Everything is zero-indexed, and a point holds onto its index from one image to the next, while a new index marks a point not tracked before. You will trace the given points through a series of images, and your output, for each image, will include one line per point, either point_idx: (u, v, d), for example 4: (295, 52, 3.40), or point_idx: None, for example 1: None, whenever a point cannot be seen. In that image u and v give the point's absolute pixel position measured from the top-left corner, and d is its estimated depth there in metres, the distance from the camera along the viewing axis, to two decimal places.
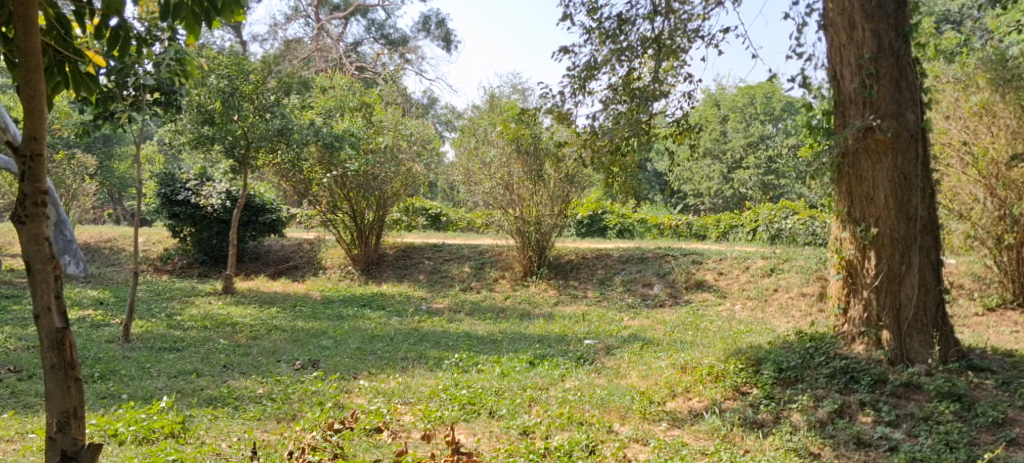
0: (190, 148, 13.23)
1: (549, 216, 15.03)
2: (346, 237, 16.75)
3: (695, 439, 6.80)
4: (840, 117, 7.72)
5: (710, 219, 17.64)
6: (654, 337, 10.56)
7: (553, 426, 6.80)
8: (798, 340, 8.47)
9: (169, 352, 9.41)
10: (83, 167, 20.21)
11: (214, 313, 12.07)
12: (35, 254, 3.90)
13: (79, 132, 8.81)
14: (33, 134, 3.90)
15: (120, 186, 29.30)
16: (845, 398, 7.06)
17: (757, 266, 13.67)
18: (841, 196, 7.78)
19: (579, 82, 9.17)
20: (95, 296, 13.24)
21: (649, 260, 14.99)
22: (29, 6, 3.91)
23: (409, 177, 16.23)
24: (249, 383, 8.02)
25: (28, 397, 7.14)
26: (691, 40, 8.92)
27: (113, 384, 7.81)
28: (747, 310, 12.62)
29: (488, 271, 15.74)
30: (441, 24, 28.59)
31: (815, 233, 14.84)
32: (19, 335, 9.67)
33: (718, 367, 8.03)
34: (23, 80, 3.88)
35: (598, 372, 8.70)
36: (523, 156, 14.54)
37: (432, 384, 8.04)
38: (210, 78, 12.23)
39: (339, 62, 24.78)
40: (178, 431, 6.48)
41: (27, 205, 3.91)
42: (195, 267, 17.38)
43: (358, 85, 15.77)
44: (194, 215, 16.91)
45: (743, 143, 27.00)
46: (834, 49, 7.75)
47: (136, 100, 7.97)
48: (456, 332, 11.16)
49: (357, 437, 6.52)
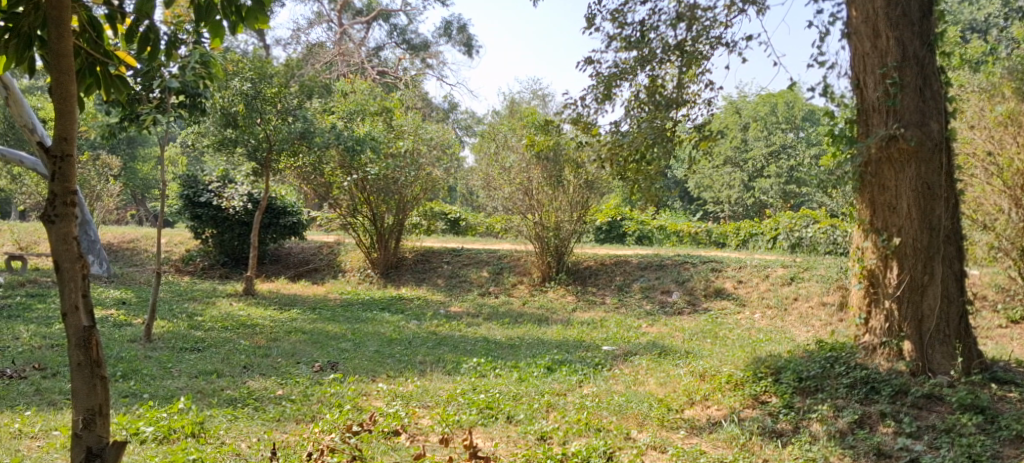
0: (214, 151, 13.31)
1: (568, 222, 15.02)
2: (366, 240, 16.81)
3: (713, 447, 6.78)
4: (864, 125, 7.68)
5: (729, 227, 17.56)
6: (673, 345, 10.55)
7: (571, 432, 6.81)
8: (818, 349, 8.42)
9: (190, 353, 9.49)
10: (108, 168, 20.42)
11: (235, 314, 12.16)
12: (63, 253, 3.95)
13: (105, 133, 8.93)
14: (63, 134, 3.96)
15: (144, 187, 29.55)
16: (866, 409, 7.03)
17: (778, 274, 13.61)
18: (864, 205, 7.74)
19: (602, 90, 9.18)
20: (118, 296, 13.37)
21: (668, 267, 14.93)
22: (63, 8, 3.98)
23: (429, 181, 16.28)
24: (269, 384, 8.08)
25: (52, 395, 7.20)
26: (714, 47, 8.91)
27: (135, 384, 7.89)
28: (766, 319, 12.56)
29: (507, 276, 15.77)
30: (463, 29, 28.68)
31: (837, 242, 14.68)
32: (43, 333, 9.75)
33: (737, 375, 8.02)
34: (55, 81, 3.94)
35: (616, 378, 8.70)
36: (543, 162, 14.54)
37: (450, 388, 8.06)
38: (234, 80, 12.35)
39: (361, 66, 24.93)
40: (198, 431, 6.51)
41: (56, 204, 3.97)
42: (216, 268, 17.50)
43: (379, 90, 15.85)
44: (216, 217, 17.02)
45: (765, 152, 26.84)
46: (857, 57, 7.72)
47: (162, 103, 8.08)
48: (475, 337, 11.15)
49: (376, 440, 6.55)
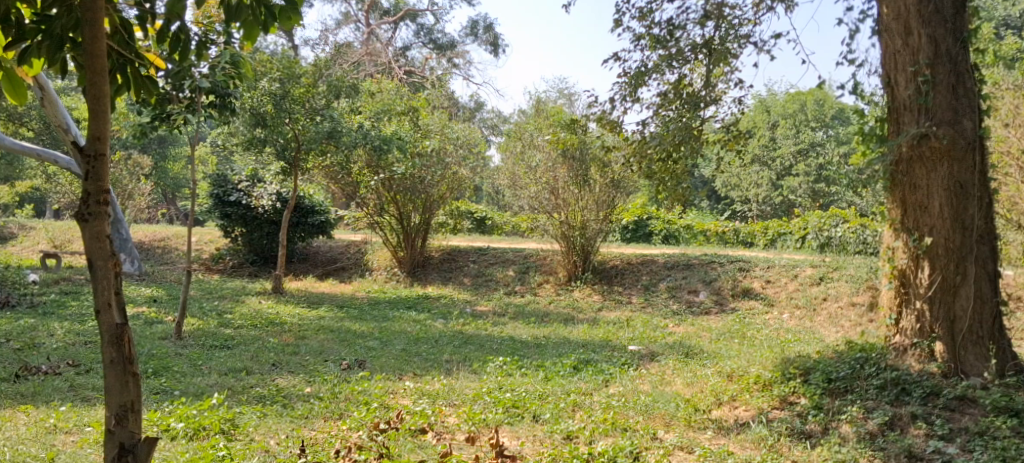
0: (243, 150, 13.45)
1: (594, 221, 14.98)
2: (393, 239, 16.88)
3: (741, 448, 6.75)
4: (894, 124, 7.61)
5: (757, 226, 17.44)
6: (700, 345, 10.50)
7: (597, 432, 6.79)
8: (847, 350, 8.33)
9: (220, 350, 9.57)
10: (139, 168, 20.66)
11: (264, 312, 12.26)
12: (97, 251, 4.00)
13: (137, 133, 9.04)
14: (97, 134, 4.01)
15: (173, 187, 29.86)
16: (896, 410, 6.95)
17: (806, 274, 13.50)
18: (894, 204, 7.66)
19: (629, 89, 9.16)
20: (149, 294, 13.54)
21: (695, 266, 14.84)
22: (97, 10, 4.03)
23: (455, 180, 16.30)
24: (297, 382, 8.14)
25: (86, 391, 7.30)
26: (742, 45, 8.86)
27: (166, 381, 7.98)
28: (795, 319, 12.45)
29: (533, 276, 15.77)
30: (489, 28, 28.70)
31: (866, 241, 14.55)
32: (76, 330, 9.89)
33: (766, 376, 7.96)
34: (88, 81, 3.99)
35: (643, 378, 8.68)
36: (569, 162, 14.54)
37: (477, 386, 8.09)
38: (263, 81, 12.44)
39: (388, 67, 25.02)
40: (227, 428, 6.57)
41: (90, 204, 4.02)
42: (245, 266, 17.63)
43: (405, 89, 15.87)
44: (245, 216, 17.16)
45: (793, 150, 26.64)
46: (888, 55, 7.64)
47: (192, 103, 8.16)
48: (500, 336, 11.17)
49: (403, 437, 6.59)
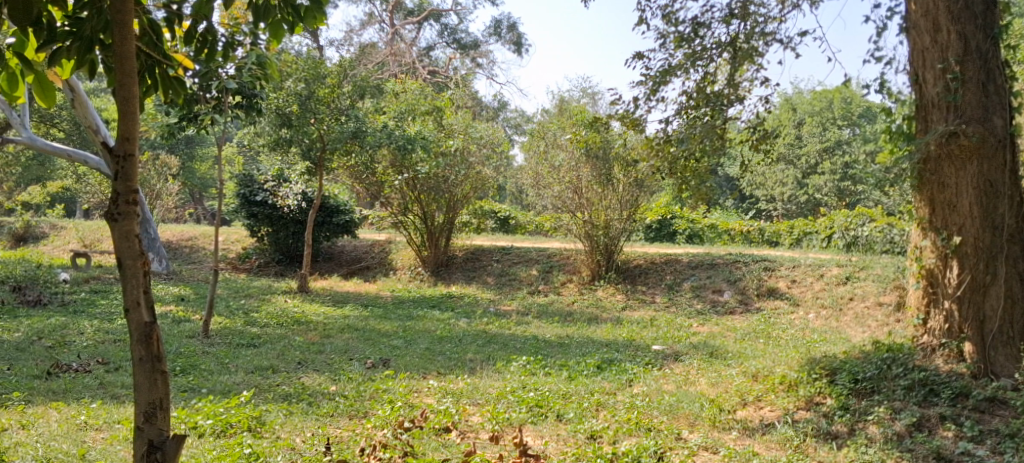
0: (269, 150, 13.59)
1: (618, 220, 14.94)
2: (417, 239, 16.94)
3: (766, 448, 6.72)
4: (922, 122, 7.53)
5: (783, 225, 17.30)
6: (725, 345, 10.46)
7: (621, 431, 6.78)
8: (874, 349, 8.24)
9: (247, 349, 9.66)
10: (167, 168, 20.88)
11: (289, 311, 12.34)
12: (126, 250, 4.06)
13: (165, 133, 9.16)
14: (126, 135, 4.07)
15: (200, 186, 30.18)
16: (924, 411, 6.90)
17: (833, 274, 13.39)
18: (922, 203, 7.58)
19: (653, 88, 9.14)
20: (177, 293, 13.68)
21: (720, 266, 14.76)
22: (126, 12, 4.09)
23: (479, 180, 16.32)
24: (323, 380, 8.20)
25: (115, 389, 7.40)
26: (767, 43, 8.81)
27: (194, 379, 8.07)
28: (821, 319, 12.36)
29: (556, 275, 15.77)
30: (513, 27, 28.72)
31: (894, 241, 14.40)
32: (106, 329, 10.01)
33: (791, 376, 7.90)
34: (118, 82, 4.04)
35: (667, 378, 8.65)
36: (592, 161, 14.51)
37: (501, 385, 8.10)
38: (288, 82, 12.53)
39: (412, 67, 25.08)
40: (254, 425, 6.64)
41: (119, 203, 4.07)
42: (271, 266, 17.76)
43: (429, 89, 15.88)
44: (271, 215, 17.29)
45: (819, 148, 26.43)
46: (916, 52, 7.56)
47: (219, 103, 8.22)
48: (524, 335, 11.20)
49: (427, 436, 6.62)
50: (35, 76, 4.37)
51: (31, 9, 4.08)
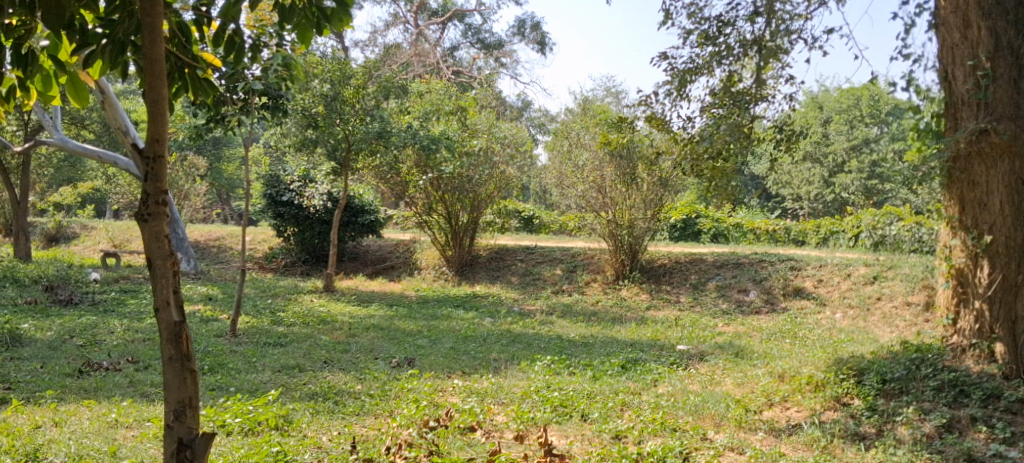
0: (295, 150, 13.72)
1: (642, 220, 14.90)
2: (441, 238, 16.98)
3: (793, 449, 6.67)
4: (952, 119, 7.45)
5: (809, 224, 17.16)
6: (751, 345, 10.40)
7: (646, 431, 6.76)
8: (903, 350, 8.14)
9: (274, 348, 9.74)
10: (195, 169, 21.08)
11: (315, 310, 12.42)
12: (156, 250, 4.11)
13: (194, 134, 9.28)
14: (155, 136, 4.12)
15: (228, 186, 30.45)
16: (955, 412, 6.83)
17: (860, 273, 13.27)
18: (951, 202, 7.50)
19: (678, 87, 9.10)
20: (204, 292, 13.80)
21: (745, 265, 14.68)
22: (156, 15, 4.13)
23: (503, 179, 16.33)
24: (349, 379, 8.26)
25: (145, 387, 7.49)
26: (793, 40, 8.75)
27: (222, 377, 8.14)
28: (848, 319, 12.25)
29: (581, 274, 15.75)
30: (537, 27, 28.69)
31: (922, 240, 14.23)
32: (136, 328, 10.14)
33: (819, 376, 7.83)
34: (148, 84, 4.09)
35: (692, 378, 8.61)
36: (616, 160, 14.47)
37: (525, 385, 8.11)
38: (314, 82, 12.64)
39: (436, 67, 25.12)
40: (282, 424, 6.69)
41: (149, 204, 4.12)
42: (298, 266, 17.88)
43: (454, 88, 15.89)
44: (297, 215, 17.40)
45: (846, 146, 26.28)
46: (945, 49, 7.47)
47: (246, 104, 8.32)
48: (548, 335, 11.21)
49: (452, 435, 6.63)
50: (68, 78, 4.44)
51: (63, 12, 4.13)
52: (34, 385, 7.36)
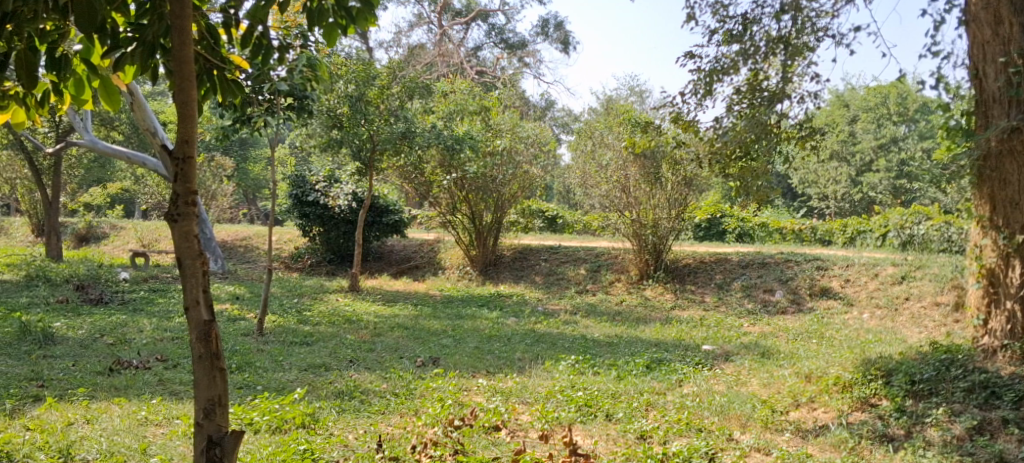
0: (321, 151, 13.85)
1: (666, 219, 14.82)
2: (465, 238, 17.01)
3: (821, 450, 6.63)
4: (982, 117, 7.38)
5: (836, 223, 17.01)
6: (777, 345, 10.33)
7: (671, 432, 6.75)
8: (932, 351, 8.05)
9: (300, 347, 9.81)
10: (222, 169, 21.25)
11: (341, 310, 12.50)
12: (185, 250, 4.15)
13: (220, 134, 9.35)
14: (185, 137, 4.16)
15: (254, 187, 30.69)
16: (986, 414, 6.74)
17: (887, 273, 13.14)
18: (982, 200, 7.44)
19: (703, 86, 9.06)
20: (231, 292, 13.91)
21: (771, 265, 14.58)
22: (185, 17, 4.17)
23: (526, 179, 16.34)
24: (374, 378, 8.30)
25: (174, 385, 7.56)
26: (819, 38, 8.68)
27: (249, 376, 8.21)
28: (876, 320, 12.15)
29: (605, 274, 15.71)
30: (560, 26, 28.64)
31: (951, 239, 14.06)
32: (165, 326, 10.24)
33: (846, 376, 7.77)
34: (177, 87, 4.14)
35: (718, 378, 8.57)
36: (640, 159, 14.42)
37: (549, 384, 8.11)
38: (339, 83, 12.70)
39: (460, 67, 25.16)
40: (308, 422, 6.74)
41: (179, 205, 4.16)
42: (323, 265, 17.97)
43: (477, 88, 15.72)
44: (322, 216, 17.49)
45: (874, 145, 26.34)
46: (976, 46, 7.38)
47: (272, 104, 8.38)
48: (572, 334, 11.20)
49: (477, 434, 6.64)
50: (101, 82, 4.50)
51: (96, 16, 4.17)
52: (66, 383, 7.46)
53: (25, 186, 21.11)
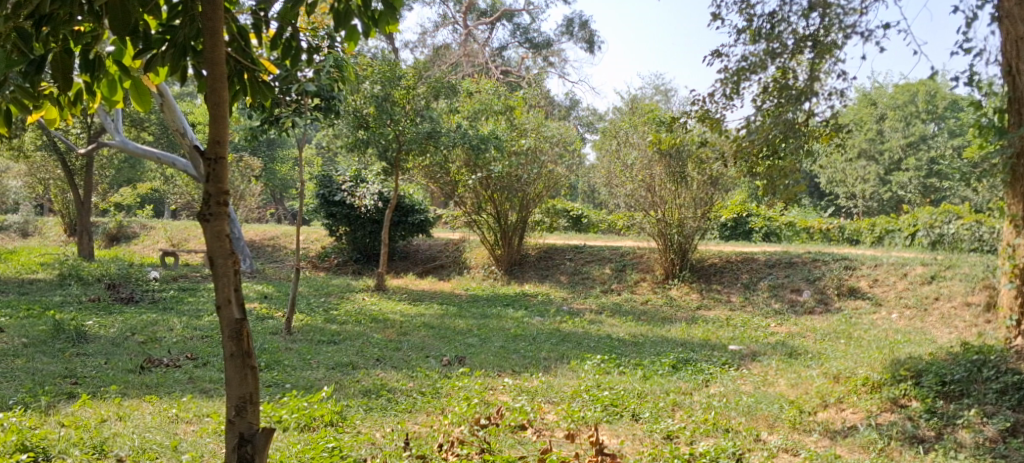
0: (347, 151, 13.94)
1: (692, 219, 14.75)
2: (491, 237, 17.04)
3: (849, 451, 6.58)
4: (1015, 115, 7.29)
5: (864, 223, 16.86)
6: (804, 345, 10.27)
7: (698, 432, 6.73)
8: (964, 351, 7.96)
9: (327, 345, 9.88)
10: (250, 169, 21.43)
11: (368, 309, 12.57)
12: (217, 249, 4.21)
13: (248, 135, 9.45)
14: (216, 138, 4.21)
15: (282, 187, 30.93)
16: (1018, 416, 6.66)
17: (916, 273, 13.00)
18: (1015, 198, 7.43)
19: (731, 85, 9.02)
20: (259, 291, 14.04)
21: (798, 265, 14.48)
22: (217, 19, 4.22)
23: (551, 179, 16.33)
24: (401, 377, 8.34)
25: (204, 383, 7.64)
26: (848, 35, 8.61)
27: (278, 374, 8.28)
28: (905, 320, 12.04)
29: (630, 273, 15.67)
30: (585, 25, 28.59)
31: (982, 238, 13.88)
32: (194, 325, 10.34)
33: (875, 377, 7.70)
34: (210, 88, 4.20)
35: (745, 379, 8.53)
36: (665, 159, 14.38)
37: (575, 383, 8.11)
38: (366, 83, 12.78)
39: (485, 67, 25.17)
40: (337, 420, 6.80)
41: (211, 205, 4.21)
42: (349, 265, 18.07)
43: (502, 88, 15.68)
44: (349, 215, 17.59)
45: (903, 143, 26.00)
46: (1009, 42, 7.29)
47: (299, 106, 8.43)
48: (597, 334, 11.20)
49: (504, 433, 6.65)
50: (133, 83, 4.55)
51: (129, 18, 4.22)
52: (99, 380, 7.56)
53: (58, 186, 21.43)
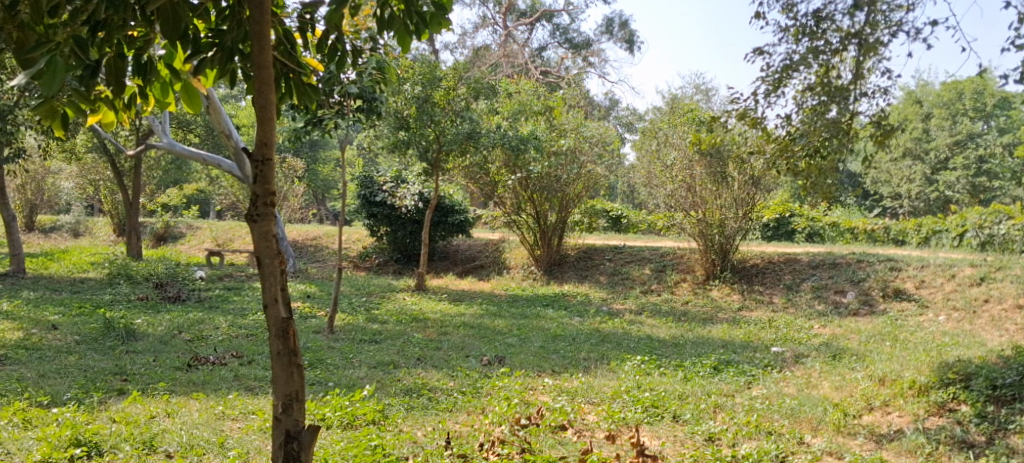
0: (388, 151, 14.04)
1: (733, 219, 14.63)
2: (530, 237, 17.04)
3: (896, 456, 6.50)
4: None
5: (910, 223, 16.57)
6: (849, 347, 10.12)
7: (740, 434, 6.69)
8: (1015, 354, 7.79)
9: (369, 344, 9.96)
10: (292, 170, 21.65)
11: (408, 308, 12.65)
12: (264, 249, 4.26)
13: (292, 136, 9.55)
14: (263, 140, 4.27)
15: (323, 188, 31.17)
16: None
17: (965, 274, 12.75)
18: None
19: (773, 83, 8.92)
20: (301, 290, 14.20)
21: (842, 265, 14.28)
22: (264, 23, 4.28)
23: (590, 179, 16.30)
24: (441, 376, 8.38)
25: (250, 381, 7.75)
26: (894, 32, 8.48)
27: (320, 372, 8.36)
28: (953, 322, 11.82)
29: (670, 274, 15.58)
30: (625, 25, 28.47)
31: None
32: (239, 323, 10.50)
33: (922, 380, 7.57)
34: (257, 90, 4.26)
35: (788, 381, 8.43)
36: (705, 159, 14.26)
37: (615, 384, 8.08)
38: (406, 85, 12.89)
39: (524, 67, 25.16)
40: (379, 418, 6.86)
41: (258, 205, 4.27)
42: (389, 265, 18.18)
43: (542, 88, 15.69)
44: (389, 216, 17.71)
45: (949, 142, 25.50)
46: None
47: (341, 107, 8.51)
48: (637, 334, 11.16)
49: (544, 433, 6.64)
50: (183, 85, 4.63)
51: (179, 22, 4.29)
52: (147, 377, 7.70)
53: (107, 187, 21.87)
